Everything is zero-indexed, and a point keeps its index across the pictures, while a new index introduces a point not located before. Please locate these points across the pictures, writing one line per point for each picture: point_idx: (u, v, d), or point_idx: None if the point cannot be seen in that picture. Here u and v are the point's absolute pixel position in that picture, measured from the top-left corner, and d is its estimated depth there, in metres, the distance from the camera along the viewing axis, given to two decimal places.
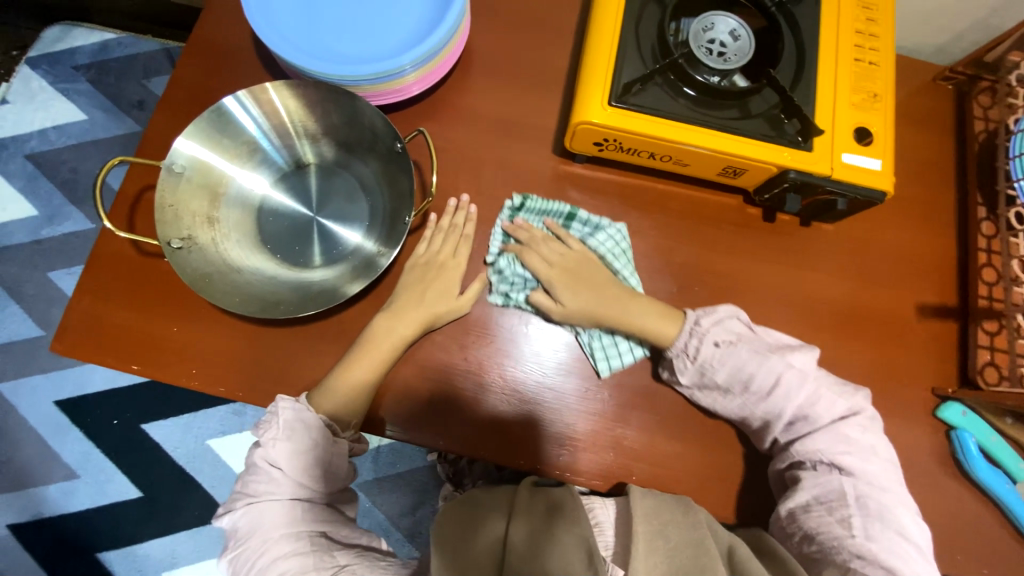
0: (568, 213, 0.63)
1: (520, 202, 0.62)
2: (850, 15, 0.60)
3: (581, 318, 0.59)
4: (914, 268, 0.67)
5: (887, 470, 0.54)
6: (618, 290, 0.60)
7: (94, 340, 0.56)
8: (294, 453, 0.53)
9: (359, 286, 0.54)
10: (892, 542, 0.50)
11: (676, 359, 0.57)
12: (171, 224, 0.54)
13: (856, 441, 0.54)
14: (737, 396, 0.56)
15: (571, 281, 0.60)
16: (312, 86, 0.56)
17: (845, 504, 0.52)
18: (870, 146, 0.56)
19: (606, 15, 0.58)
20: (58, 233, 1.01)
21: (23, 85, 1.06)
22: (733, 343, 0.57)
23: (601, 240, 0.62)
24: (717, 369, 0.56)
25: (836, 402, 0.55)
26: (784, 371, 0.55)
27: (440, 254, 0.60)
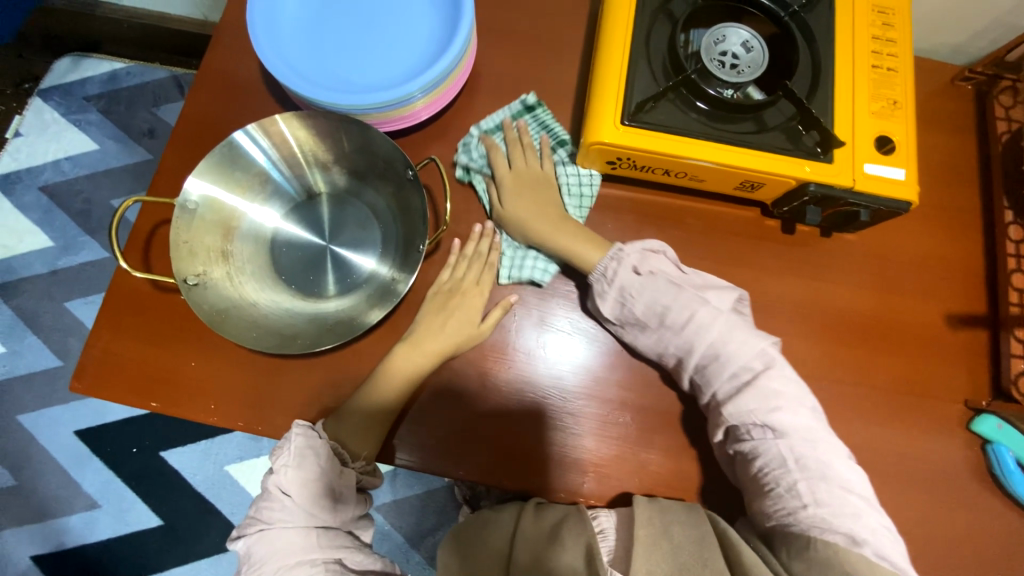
0: (561, 138, 0.64)
1: (532, 103, 0.64)
2: (866, 20, 0.58)
3: (513, 220, 0.60)
4: (940, 275, 0.65)
5: (810, 416, 0.52)
6: (557, 213, 0.60)
7: (114, 378, 0.56)
8: (305, 480, 0.52)
9: (379, 314, 0.53)
10: (841, 503, 0.49)
11: (598, 282, 0.57)
12: (186, 261, 0.54)
13: (775, 389, 0.52)
14: (654, 327, 0.56)
15: (519, 188, 0.61)
16: (323, 117, 0.55)
17: (784, 463, 0.51)
18: (892, 155, 0.55)
19: (615, 32, 0.57)
20: (73, 263, 1.02)
21: (36, 118, 1.08)
22: (650, 272, 0.57)
23: (569, 172, 0.63)
24: (636, 300, 0.56)
25: (751, 341, 0.54)
26: (698, 309, 0.54)
27: (463, 282, 0.59)
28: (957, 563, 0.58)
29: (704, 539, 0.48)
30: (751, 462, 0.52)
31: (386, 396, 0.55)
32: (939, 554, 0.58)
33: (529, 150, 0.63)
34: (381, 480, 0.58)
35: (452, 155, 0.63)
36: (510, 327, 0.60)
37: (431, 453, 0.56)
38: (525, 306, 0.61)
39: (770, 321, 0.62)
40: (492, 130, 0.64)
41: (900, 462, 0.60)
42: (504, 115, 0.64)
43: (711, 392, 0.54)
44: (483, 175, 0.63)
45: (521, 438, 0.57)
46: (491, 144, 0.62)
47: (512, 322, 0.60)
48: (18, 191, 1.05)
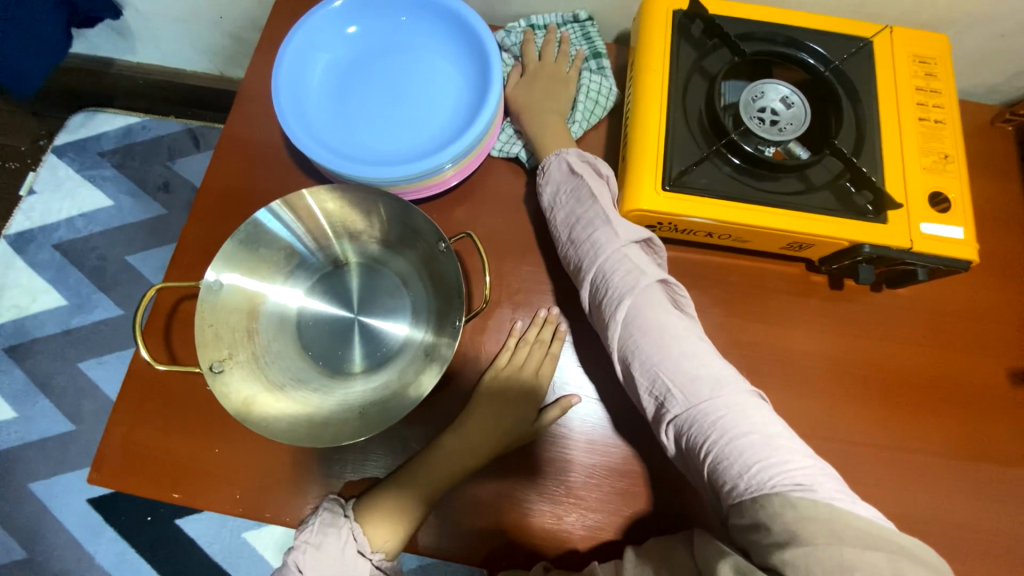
0: (597, 51, 0.64)
1: (584, 15, 0.65)
2: (908, 71, 0.56)
3: (512, 104, 0.62)
4: (1000, 327, 0.62)
5: (718, 365, 0.49)
6: (555, 108, 0.61)
7: (135, 468, 0.53)
8: (324, 560, 0.50)
9: (435, 379, 0.49)
10: (764, 455, 0.44)
11: (539, 176, 0.59)
12: (212, 345, 0.51)
13: (673, 334, 0.50)
14: (570, 251, 0.56)
15: (530, 78, 0.63)
16: (352, 189, 0.53)
17: (699, 425, 0.47)
18: (948, 213, 0.52)
19: (651, 92, 0.55)
20: (88, 322, 1.00)
21: (49, 174, 1.07)
22: (579, 180, 0.55)
23: (592, 78, 0.63)
24: (560, 207, 0.56)
25: (647, 273, 0.51)
26: (611, 232, 0.52)
27: (521, 370, 0.56)
28: None
29: (674, 554, 0.47)
30: (670, 427, 0.49)
31: (420, 482, 0.51)
32: None
33: (561, 48, 0.64)
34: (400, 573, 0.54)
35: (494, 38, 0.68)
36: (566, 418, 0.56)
37: (472, 540, 0.53)
38: (562, 372, 0.58)
39: (822, 383, 0.59)
40: (538, 28, 0.66)
41: (976, 535, 0.56)
42: (554, 20, 0.66)
43: (619, 346, 0.52)
44: (509, 59, 0.66)
45: (567, 524, 0.53)
46: (528, 34, 0.65)
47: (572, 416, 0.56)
48: (32, 249, 1.03)
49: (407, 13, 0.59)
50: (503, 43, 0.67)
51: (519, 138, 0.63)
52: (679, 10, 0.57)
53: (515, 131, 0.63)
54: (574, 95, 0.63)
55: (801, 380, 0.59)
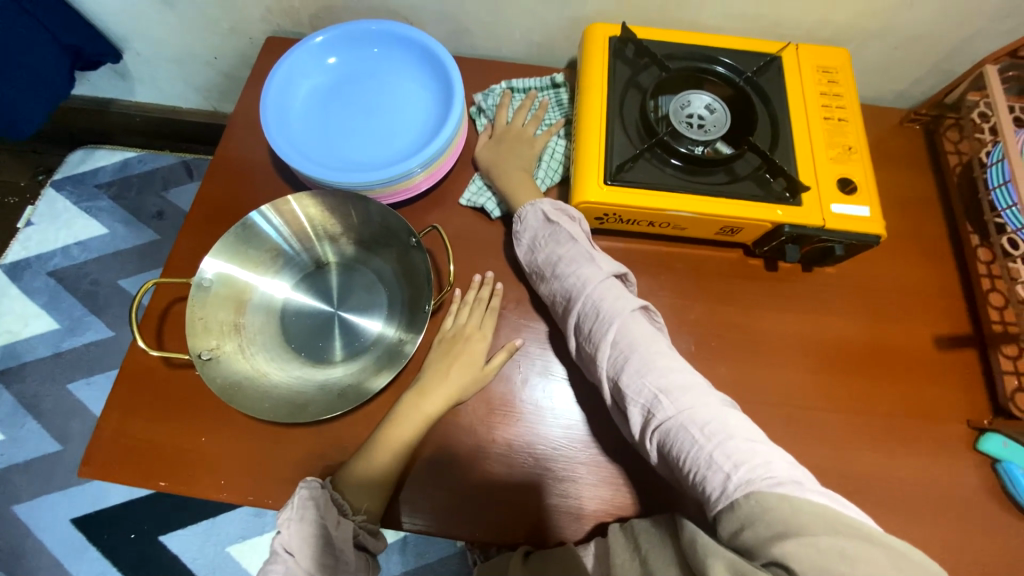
0: (570, 118, 0.72)
1: (560, 82, 0.74)
2: (812, 79, 0.66)
3: (486, 157, 0.69)
4: (923, 299, 0.69)
5: (695, 376, 0.52)
6: (524, 167, 0.67)
7: (123, 458, 0.56)
8: (305, 537, 0.51)
9: (383, 380, 0.55)
10: (750, 456, 0.45)
11: (516, 223, 0.62)
12: (201, 336, 0.56)
13: (657, 351, 0.53)
14: (554, 286, 0.59)
15: (504, 137, 0.70)
16: (330, 194, 0.60)
17: (687, 433, 0.48)
18: (855, 194, 0.60)
19: (591, 104, 0.63)
20: (78, 344, 1.03)
21: (48, 207, 1.13)
22: (556, 225, 0.59)
23: (558, 142, 0.71)
24: (539, 250, 0.60)
25: (627, 299, 0.55)
26: (588, 265, 0.57)
27: (466, 328, 0.62)
28: None
29: (664, 547, 0.49)
30: (657, 435, 0.50)
31: (394, 447, 0.55)
32: None
33: (536, 112, 0.72)
34: (386, 543, 0.57)
35: (474, 96, 0.75)
36: (517, 378, 0.62)
37: (451, 513, 0.57)
38: (527, 354, 0.64)
39: (766, 356, 0.65)
40: (517, 91, 0.74)
41: (914, 487, 0.60)
42: (533, 84, 0.74)
43: (606, 363, 0.54)
44: (485, 115, 0.73)
45: (537, 494, 0.58)
46: (505, 96, 0.72)
47: (517, 368, 0.63)
48: (26, 277, 1.08)
49: (378, 45, 0.68)
50: (481, 104, 0.74)
51: (490, 189, 0.69)
52: (614, 36, 0.67)
53: (485, 184, 0.69)
54: (541, 155, 0.70)
55: (747, 352, 0.65)
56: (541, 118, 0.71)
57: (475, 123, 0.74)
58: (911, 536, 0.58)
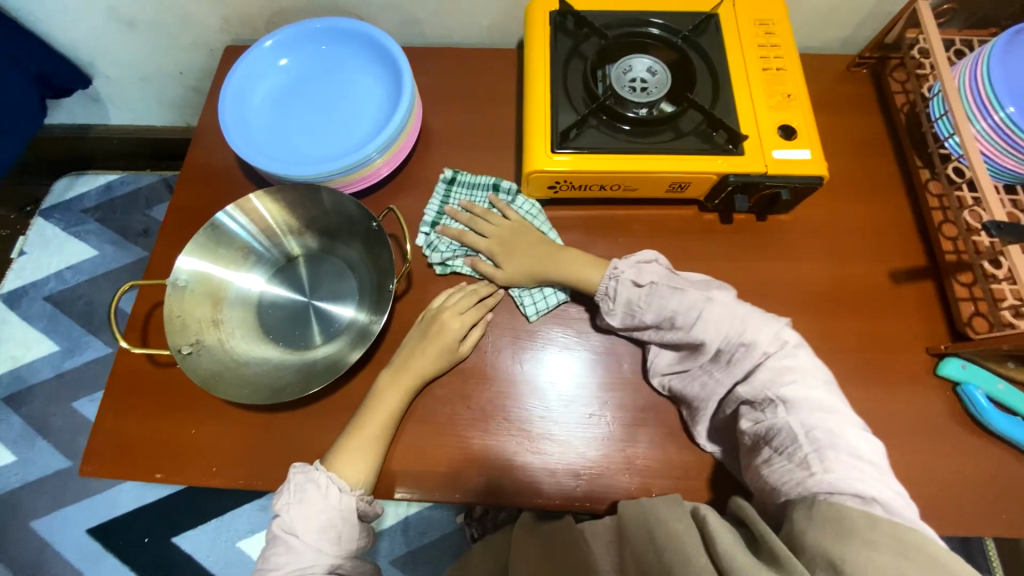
0: (493, 185, 0.71)
1: (451, 177, 0.72)
2: (750, 33, 0.67)
3: (512, 272, 0.65)
4: (879, 237, 0.70)
5: (824, 391, 0.51)
6: (541, 244, 0.66)
7: (119, 455, 0.59)
8: (307, 516, 0.54)
9: (359, 352, 0.58)
10: (851, 467, 0.47)
11: (605, 301, 0.61)
12: (179, 332, 0.60)
13: (794, 369, 0.52)
14: (665, 332, 0.58)
15: (499, 239, 0.67)
16: (290, 189, 0.63)
17: (790, 433, 0.49)
18: (795, 139, 0.62)
19: (536, 78, 0.65)
20: (79, 363, 1.08)
21: (38, 236, 1.17)
22: (651, 283, 0.58)
23: (520, 202, 0.70)
24: (644, 309, 0.58)
25: (763, 328, 0.54)
26: (704, 304, 0.55)
27: (443, 306, 0.64)
28: (957, 511, 0.59)
29: (682, 539, 0.48)
30: (758, 426, 0.51)
31: (375, 421, 0.58)
32: (937, 503, 0.59)
33: (477, 212, 0.69)
34: (380, 509, 0.60)
35: (425, 255, 0.68)
36: (487, 347, 0.65)
37: (433, 480, 0.60)
38: (497, 326, 0.66)
39: None
40: (439, 219, 0.70)
41: (878, 417, 0.62)
42: (439, 201, 0.71)
43: (727, 377, 0.55)
44: (463, 258, 0.68)
45: (514, 454, 0.61)
46: (446, 229, 0.68)
47: (488, 338, 0.66)
48: (23, 304, 1.12)
49: (327, 42, 0.70)
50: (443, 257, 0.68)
51: (538, 290, 0.66)
52: (553, 10, 0.69)
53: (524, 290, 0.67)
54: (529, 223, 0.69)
55: None
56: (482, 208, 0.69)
57: (457, 270, 0.68)
58: None
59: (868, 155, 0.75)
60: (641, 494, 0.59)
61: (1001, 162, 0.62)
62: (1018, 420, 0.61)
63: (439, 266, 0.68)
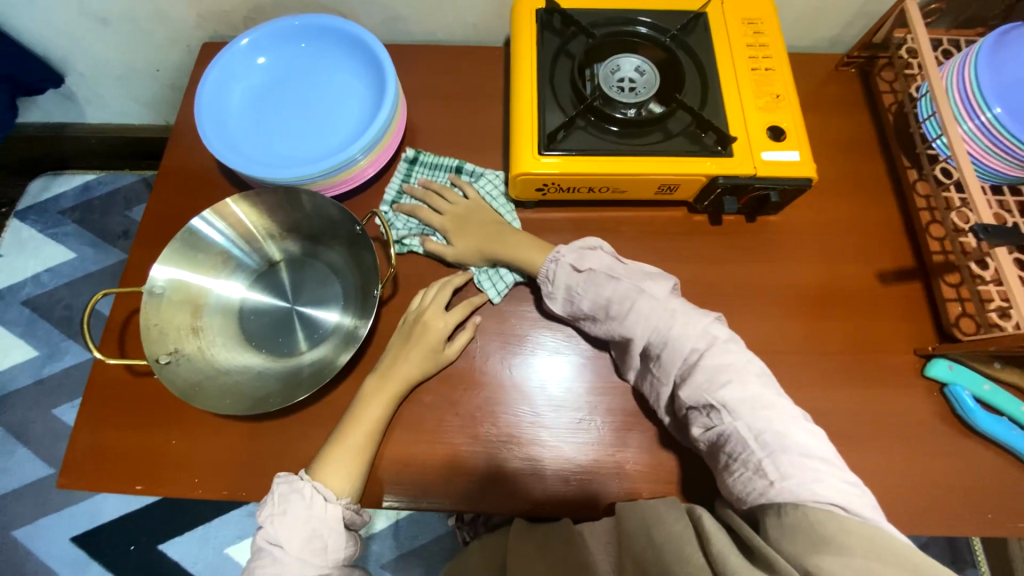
0: (456, 166, 0.71)
1: (413, 155, 0.71)
2: (738, 32, 0.67)
3: (463, 251, 0.66)
4: (867, 238, 0.70)
5: (760, 385, 0.51)
6: (496, 227, 0.66)
7: (98, 468, 0.58)
8: (292, 526, 0.53)
9: (348, 355, 0.57)
10: (804, 469, 0.46)
11: (545, 284, 0.61)
12: (157, 341, 0.58)
13: (729, 367, 0.52)
14: (602, 323, 0.59)
15: (455, 220, 0.67)
16: (270, 192, 0.61)
17: (740, 440, 0.49)
18: (785, 140, 0.61)
19: (522, 77, 0.64)
20: (60, 368, 1.06)
21: (14, 238, 1.14)
22: (589, 270, 0.58)
23: (481, 183, 0.70)
24: (583, 297, 0.59)
25: (692, 324, 0.54)
26: (636, 296, 0.56)
27: (426, 309, 0.63)
28: (944, 512, 0.59)
29: (681, 541, 0.48)
30: (711, 436, 0.51)
31: (361, 429, 0.57)
32: (924, 504, 0.59)
33: (436, 191, 0.70)
34: (367, 518, 0.59)
35: (379, 232, 0.68)
36: (475, 351, 0.64)
37: (422, 488, 0.59)
38: (485, 329, 0.65)
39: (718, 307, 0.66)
40: (398, 195, 0.71)
41: (866, 419, 0.62)
42: (399, 178, 0.71)
43: (670, 380, 0.55)
44: (418, 237, 0.68)
45: (501, 460, 0.60)
46: (404, 206, 0.69)
47: (476, 342, 0.65)
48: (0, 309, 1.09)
49: (306, 40, 0.68)
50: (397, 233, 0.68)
51: (494, 270, 0.67)
52: (540, 8, 0.67)
53: (483, 270, 0.67)
54: (489, 205, 0.69)
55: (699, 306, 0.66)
56: (442, 188, 0.70)
57: (409, 247, 0.68)
58: (866, 465, 0.61)
59: (818, 154, 0.74)
60: (631, 498, 0.59)
61: (988, 164, 0.61)
62: (1004, 420, 0.61)
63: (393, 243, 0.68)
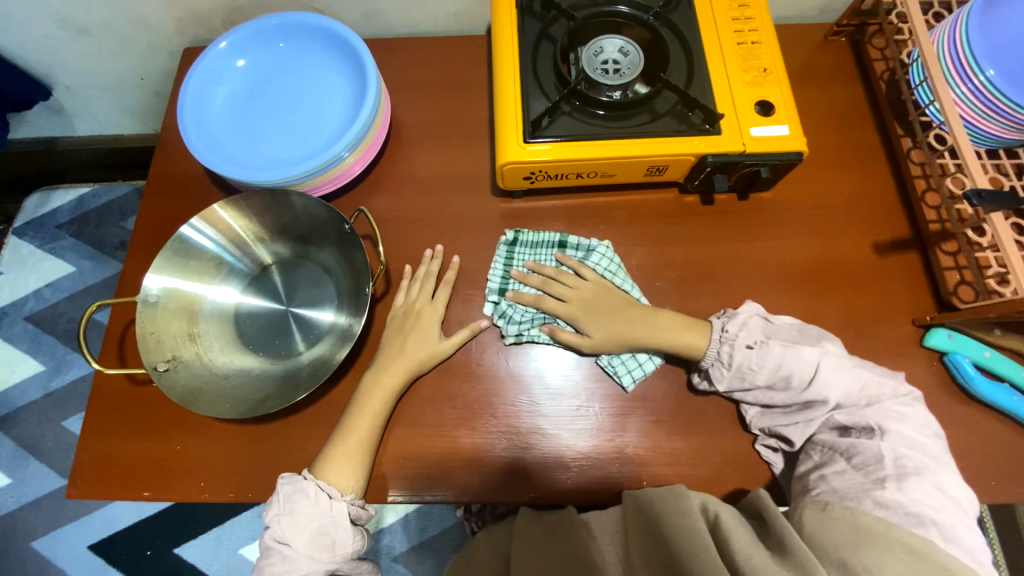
0: (559, 240, 0.68)
1: (513, 238, 0.67)
2: (723, 7, 0.65)
3: (603, 340, 0.61)
4: (862, 209, 0.69)
5: (929, 436, 0.52)
6: (633, 308, 0.62)
7: (104, 476, 0.59)
8: (297, 526, 0.54)
9: (347, 350, 0.57)
10: (929, 497, 0.47)
11: (714, 366, 0.58)
12: (154, 349, 0.58)
13: (902, 413, 0.53)
14: (780, 394, 0.56)
15: (584, 306, 0.63)
16: (256, 195, 0.61)
17: (876, 458, 0.51)
18: (773, 115, 0.60)
19: (505, 65, 0.63)
20: (66, 381, 1.07)
21: (13, 254, 1.15)
22: (764, 344, 0.56)
23: (595, 259, 0.66)
24: (758, 371, 0.56)
25: (882, 383, 0.55)
26: (822, 359, 0.55)
27: (416, 303, 0.64)
28: None
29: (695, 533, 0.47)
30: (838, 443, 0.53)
31: (357, 429, 0.57)
32: None
33: (547, 274, 0.66)
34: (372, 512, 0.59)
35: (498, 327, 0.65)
36: (472, 345, 0.64)
37: (425, 483, 0.60)
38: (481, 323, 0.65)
39: (716, 287, 0.66)
40: (506, 281, 0.66)
41: None
42: (500, 260, 0.67)
43: (826, 413, 0.55)
44: (541, 326, 0.64)
45: (499, 451, 0.60)
46: (519, 294, 0.65)
47: (472, 336, 0.65)
48: (4, 325, 1.10)
49: (284, 39, 0.67)
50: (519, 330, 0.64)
51: (632, 358, 0.62)
52: None
53: (619, 359, 0.62)
54: (612, 283, 0.65)
55: (695, 288, 0.66)
56: (557, 270, 0.66)
57: (538, 340, 0.64)
58: None
59: (822, 127, 0.73)
60: (633, 482, 0.59)
61: (982, 127, 0.60)
62: (1005, 386, 0.61)
63: (510, 336, 0.63)
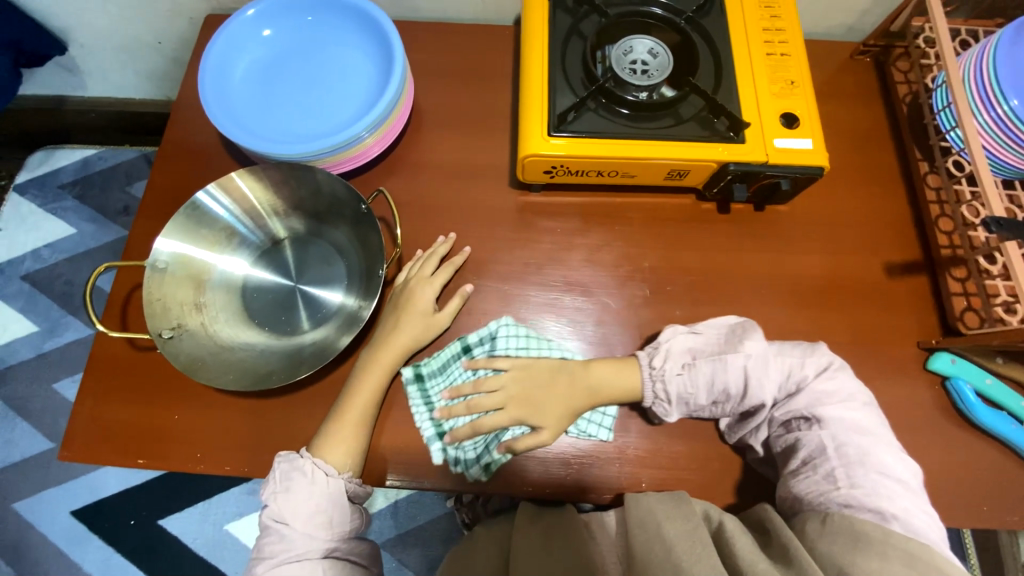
0: (462, 347, 0.62)
1: (412, 375, 0.61)
2: (755, 15, 0.65)
3: (547, 427, 0.57)
4: (875, 229, 0.70)
5: (862, 413, 0.53)
6: (560, 369, 0.59)
7: (98, 441, 0.58)
8: (295, 503, 0.54)
9: (348, 338, 0.56)
10: (878, 486, 0.49)
11: (657, 404, 0.57)
12: (160, 316, 0.58)
13: (830, 394, 0.54)
14: (724, 406, 0.56)
15: (519, 403, 0.58)
16: (275, 168, 0.60)
17: (822, 452, 0.52)
18: (798, 128, 0.60)
19: (533, 56, 0.63)
20: (60, 344, 1.06)
21: (13, 211, 1.13)
22: (692, 367, 0.56)
23: (505, 338, 0.61)
24: (696, 394, 0.56)
25: (801, 363, 0.55)
26: (745, 366, 0.55)
27: (417, 277, 0.63)
28: (941, 503, 0.60)
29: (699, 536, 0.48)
30: (788, 443, 0.54)
31: (355, 409, 0.56)
32: None
33: (467, 391, 0.60)
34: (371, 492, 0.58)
35: (457, 468, 0.59)
36: None
37: (423, 470, 0.59)
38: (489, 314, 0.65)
39: (726, 296, 0.66)
40: (439, 425, 0.60)
41: None
42: (422, 403, 0.61)
43: (767, 413, 0.56)
44: (495, 446, 0.59)
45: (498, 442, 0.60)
46: (454, 432, 0.58)
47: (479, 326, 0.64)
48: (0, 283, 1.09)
49: (312, 13, 0.67)
50: (478, 462, 0.58)
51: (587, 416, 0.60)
52: None
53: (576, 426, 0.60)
54: (534, 354, 0.61)
55: (705, 294, 0.66)
56: (476, 380, 0.60)
57: (497, 460, 0.58)
58: None
59: (841, 145, 0.73)
60: (631, 484, 0.59)
61: (1002, 157, 0.61)
62: (1004, 414, 0.61)
63: (475, 472, 0.58)
